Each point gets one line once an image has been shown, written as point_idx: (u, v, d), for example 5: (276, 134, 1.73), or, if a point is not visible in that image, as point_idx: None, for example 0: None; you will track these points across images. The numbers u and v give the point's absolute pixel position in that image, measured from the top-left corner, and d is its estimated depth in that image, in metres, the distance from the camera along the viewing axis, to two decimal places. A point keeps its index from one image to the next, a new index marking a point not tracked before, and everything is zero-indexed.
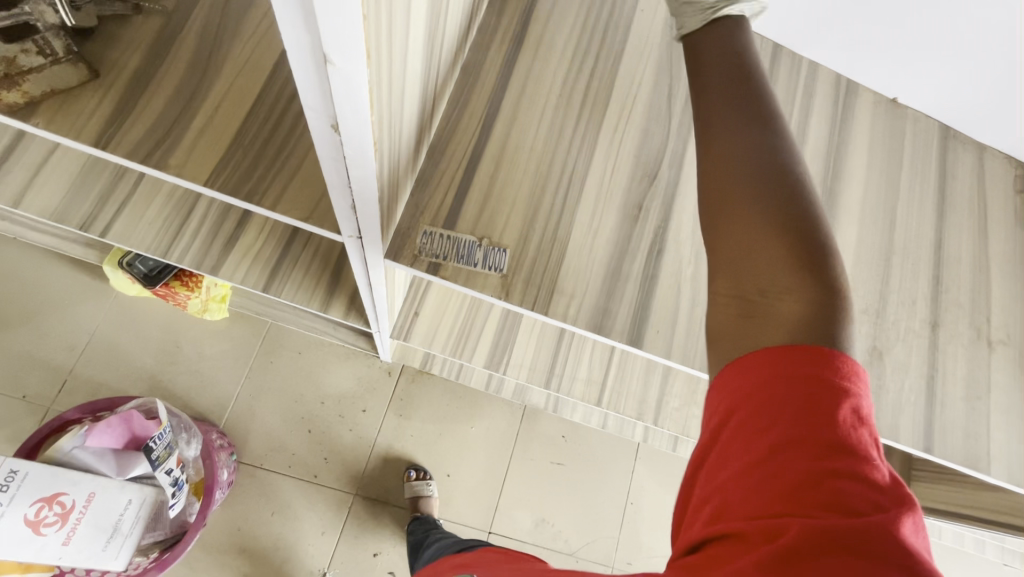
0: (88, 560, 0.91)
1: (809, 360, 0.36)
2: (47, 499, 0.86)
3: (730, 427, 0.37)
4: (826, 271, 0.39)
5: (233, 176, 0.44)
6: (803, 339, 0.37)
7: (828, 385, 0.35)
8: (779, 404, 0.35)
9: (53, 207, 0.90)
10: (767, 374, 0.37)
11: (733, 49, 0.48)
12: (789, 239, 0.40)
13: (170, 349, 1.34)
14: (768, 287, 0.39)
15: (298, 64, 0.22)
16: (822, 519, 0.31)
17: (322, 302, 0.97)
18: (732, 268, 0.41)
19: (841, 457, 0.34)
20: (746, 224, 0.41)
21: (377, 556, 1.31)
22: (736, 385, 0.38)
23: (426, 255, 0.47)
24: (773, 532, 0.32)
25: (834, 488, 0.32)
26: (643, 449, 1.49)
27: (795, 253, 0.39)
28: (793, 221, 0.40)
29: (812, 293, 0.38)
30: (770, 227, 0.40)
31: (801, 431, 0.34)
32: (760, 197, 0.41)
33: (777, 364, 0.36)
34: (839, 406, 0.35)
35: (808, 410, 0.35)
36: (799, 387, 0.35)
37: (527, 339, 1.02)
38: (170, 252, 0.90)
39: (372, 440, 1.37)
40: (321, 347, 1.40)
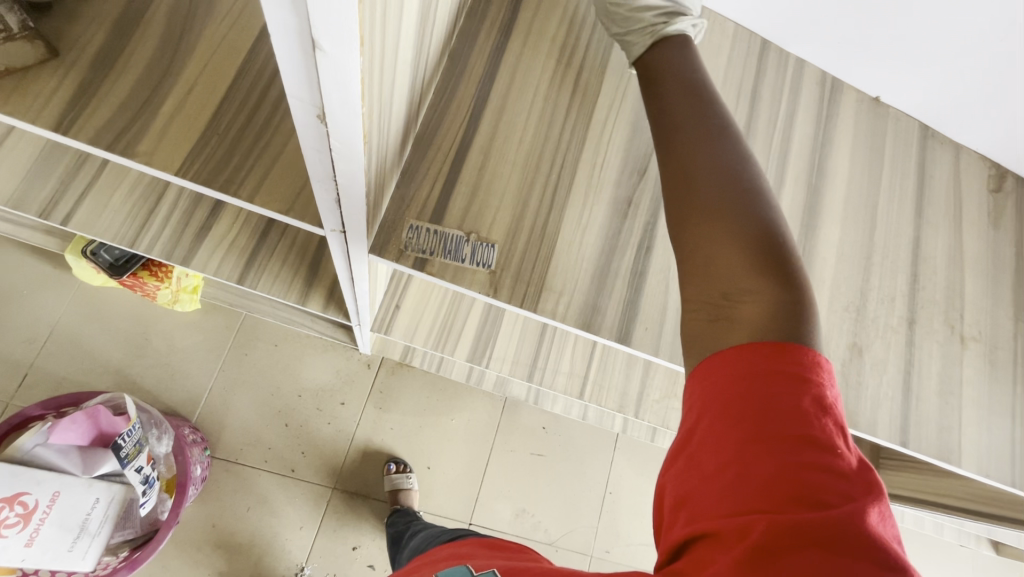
0: (54, 561, 0.88)
1: (772, 355, 0.35)
2: (7, 499, 0.86)
3: (700, 425, 0.36)
4: (788, 266, 0.38)
5: (207, 164, 0.41)
6: (766, 337, 0.36)
7: (791, 378, 0.34)
8: (743, 401, 0.35)
9: (10, 193, 0.85)
10: (733, 374, 0.36)
11: (682, 61, 0.48)
12: (751, 235, 0.38)
13: (140, 341, 1.29)
14: (731, 289, 0.38)
15: (283, 48, 0.20)
16: (791, 515, 0.31)
17: (300, 293, 0.95)
18: (700, 271, 0.40)
19: (809, 449, 0.33)
20: (706, 225, 0.40)
21: (357, 550, 1.29)
22: (703, 386, 0.37)
23: (413, 250, 0.45)
24: (744, 530, 0.31)
25: (802, 482, 0.32)
26: (623, 440, 1.51)
27: (756, 250, 0.38)
28: (756, 220, 0.39)
29: (776, 290, 0.37)
30: (732, 225, 0.39)
31: (769, 427, 0.33)
32: (721, 197, 0.40)
33: (738, 362, 0.36)
34: (805, 397, 0.34)
35: (774, 404, 0.34)
36: (763, 381, 0.35)
37: (509, 333, 1.02)
38: (138, 242, 0.86)
39: (351, 433, 1.35)
40: (298, 339, 1.37)
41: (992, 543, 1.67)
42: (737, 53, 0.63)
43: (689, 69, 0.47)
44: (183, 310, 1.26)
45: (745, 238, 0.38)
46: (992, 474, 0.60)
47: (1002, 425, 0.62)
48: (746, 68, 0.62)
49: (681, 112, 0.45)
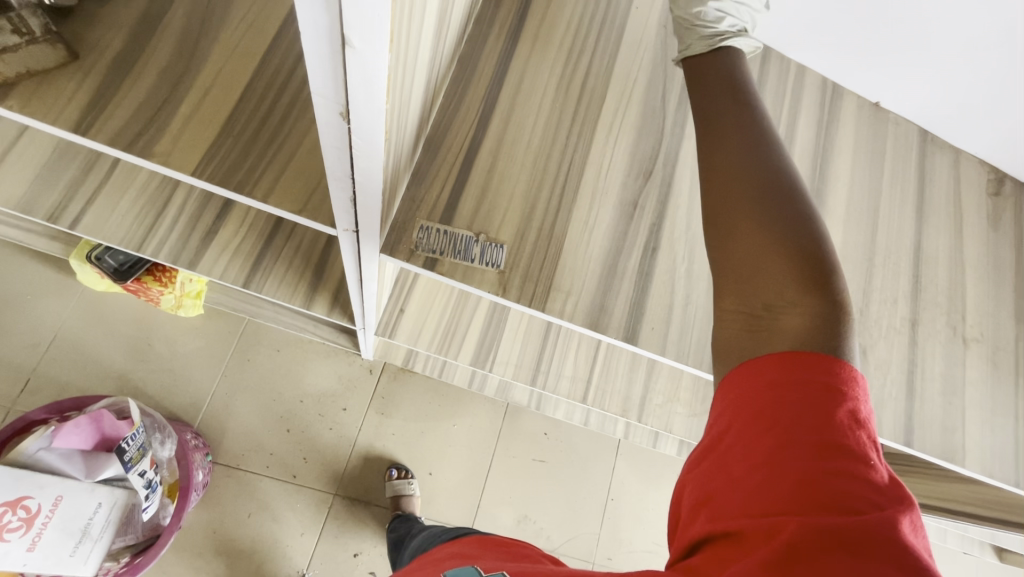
0: (56, 567, 0.88)
1: (809, 364, 0.36)
2: (11, 503, 0.84)
3: (731, 428, 0.37)
4: (828, 282, 0.39)
5: (223, 164, 0.42)
6: (808, 348, 0.37)
7: (825, 386, 0.35)
8: (778, 405, 0.35)
9: (18, 197, 0.86)
10: (769, 379, 0.36)
11: (728, 69, 0.50)
12: (796, 251, 0.40)
13: (143, 346, 1.30)
14: (774, 301, 0.39)
15: (312, 47, 0.21)
16: (822, 516, 0.31)
17: (305, 297, 0.95)
18: (740, 281, 0.41)
19: (841, 457, 0.33)
20: (748, 236, 0.41)
21: (358, 556, 1.29)
22: (737, 391, 0.38)
23: (423, 249, 0.46)
24: (773, 529, 0.31)
25: (833, 485, 0.32)
26: (625, 445, 1.51)
27: (798, 266, 0.39)
28: (800, 235, 0.40)
29: (817, 304, 0.38)
30: (777, 239, 0.40)
31: (803, 432, 0.34)
32: (763, 209, 0.41)
33: (775, 368, 0.37)
34: (839, 407, 0.35)
35: (809, 410, 0.35)
36: (798, 388, 0.35)
37: (512, 336, 1.02)
38: (145, 245, 0.87)
39: (353, 439, 1.35)
40: (301, 344, 1.38)
41: (994, 549, 1.68)
42: None
43: (733, 81, 0.48)
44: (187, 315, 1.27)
45: (788, 251, 0.39)
46: (996, 475, 0.61)
47: (1005, 425, 0.62)
48: (748, 73, 0.63)
49: None
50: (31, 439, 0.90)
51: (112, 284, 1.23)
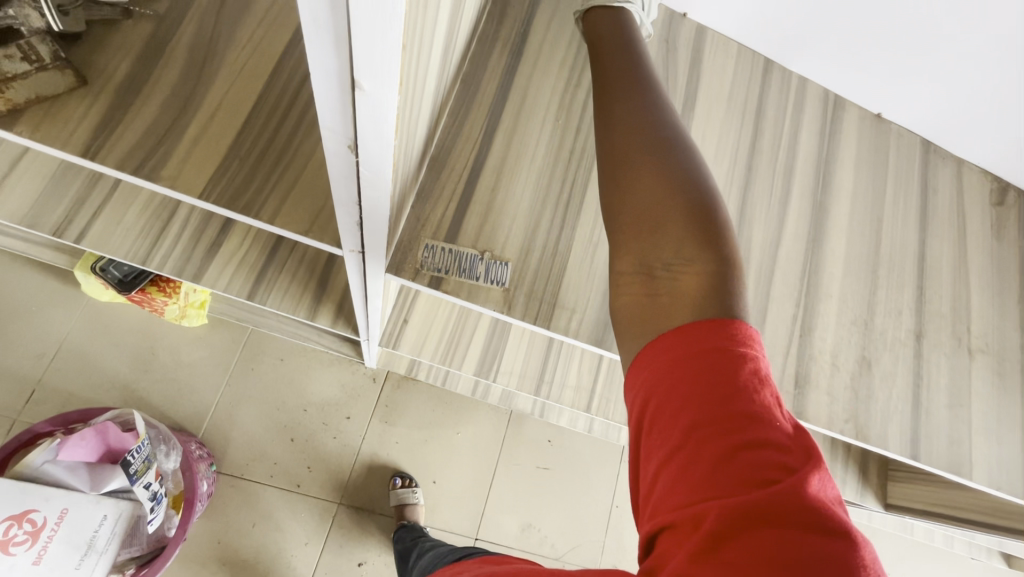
0: None
1: (709, 332, 0.36)
2: (16, 517, 0.88)
3: (649, 413, 0.36)
4: (719, 233, 0.39)
5: (230, 187, 0.43)
6: (708, 311, 0.36)
7: (724, 353, 0.35)
8: (686, 383, 0.35)
9: (23, 212, 0.87)
10: (673, 355, 0.36)
11: (625, 33, 0.50)
12: (688, 205, 0.39)
13: (147, 357, 1.30)
14: (670, 260, 0.38)
15: (322, 87, 0.22)
16: (741, 496, 0.31)
17: (309, 308, 0.96)
18: (638, 243, 0.40)
19: (749, 426, 0.33)
20: (645, 195, 0.40)
21: (362, 566, 1.29)
22: (646, 373, 0.37)
23: (429, 268, 0.46)
24: (699, 520, 0.31)
25: (745, 460, 0.32)
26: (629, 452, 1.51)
27: (694, 221, 0.39)
28: (690, 187, 0.40)
29: (711, 258, 0.38)
30: (671, 194, 0.39)
31: (710, 408, 0.34)
32: (654, 164, 0.41)
33: (679, 343, 0.36)
34: (741, 372, 0.35)
35: (712, 382, 0.34)
36: (701, 359, 0.35)
37: (516, 348, 1.03)
38: (149, 259, 0.88)
39: (356, 447, 1.35)
40: (305, 353, 1.38)
41: (1002, 555, 1.67)
42: (739, 72, 0.64)
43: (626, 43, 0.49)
44: (190, 325, 1.28)
45: (682, 206, 0.39)
46: (1003, 487, 0.60)
47: (1012, 438, 0.62)
48: (749, 87, 0.64)
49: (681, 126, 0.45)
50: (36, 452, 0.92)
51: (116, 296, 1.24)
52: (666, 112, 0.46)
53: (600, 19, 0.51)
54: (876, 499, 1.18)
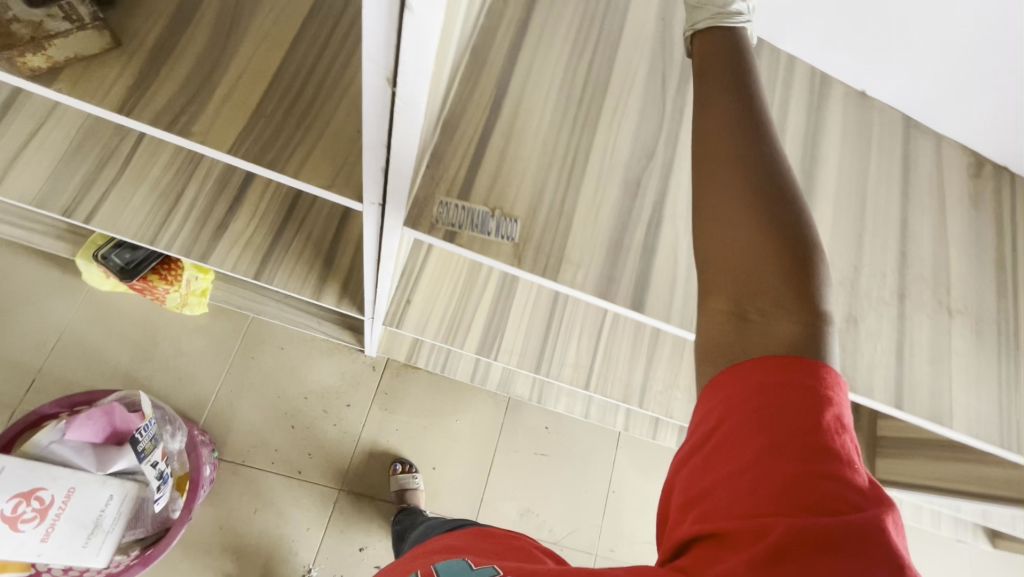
0: (70, 556, 0.97)
1: (795, 367, 0.38)
2: (24, 495, 0.94)
3: (718, 428, 0.39)
4: (811, 288, 0.41)
5: (258, 141, 0.45)
6: (799, 354, 0.39)
7: (806, 390, 0.37)
8: (765, 408, 0.37)
9: (33, 192, 0.90)
10: (756, 379, 0.38)
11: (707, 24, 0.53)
12: (787, 255, 0.41)
13: (151, 346, 1.45)
14: (761, 305, 0.40)
15: (373, 10, 0.26)
16: (806, 519, 0.33)
17: (315, 287, 1.00)
18: (724, 281, 0.42)
19: (824, 458, 0.35)
20: (742, 235, 0.42)
21: (367, 547, 1.44)
22: (725, 392, 0.39)
23: (443, 223, 0.49)
24: (759, 533, 0.34)
25: (816, 488, 0.34)
26: (622, 437, 1.72)
27: (789, 273, 0.40)
28: (790, 237, 0.41)
29: (802, 312, 0.40)
30: (771, 242, 0.41)
31: (791, 436, 0.36)
32: (757, 207, 0.42)
33: (761, 371, 0.38)
34: (821, 410, 0.37)
35: (792, 412, 0.37)
36: (782, 390, 0.37)
37: (517, 322, 1.09)
38: (158, 238, 0.93)
39: (356, 433, 1.52)
40: (305, 343, 1.55)
41: (987, 535, 1.73)
42: None
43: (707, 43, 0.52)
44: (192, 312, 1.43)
45: (782, 256, 0.40)
46: (983, 439, 0.64)
47: (990, 393, 0.65)
48: None
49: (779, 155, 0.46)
50: (43, 433, 1.01)
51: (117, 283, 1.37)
52: (754, 130, 0.46)
53: (704, 43, 0.52)
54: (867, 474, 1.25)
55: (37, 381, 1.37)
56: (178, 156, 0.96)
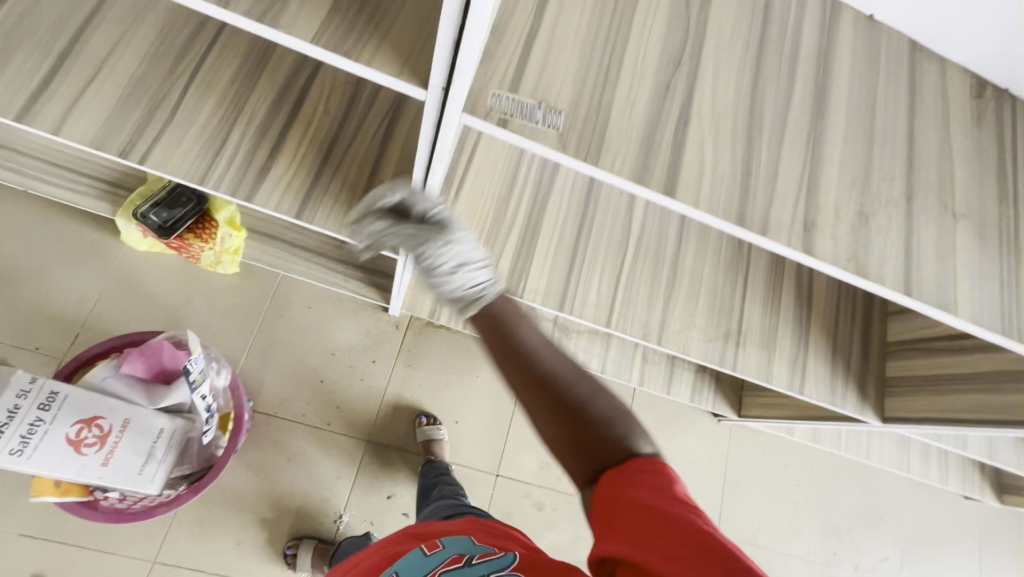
0: (126, 481, 1.04)
1: (642, 464, 0.62)
2: (86, 421, 1.01)
3: (611, 502, 0.60)
4: (602, 430, 0.66)
5: (333, 36, 0.56)
6: (631, 458, 0.63)
7: (651, 472, 0.60)
8: (634, 489, 0.59)
9: (91, 135, 0.97)
10: (622, 473, 0.61)
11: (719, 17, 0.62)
12: (562, 429, 0.68)
13: (184, 302, 1.53)
14: (592, 473, 0.65)
15: None
16: (665, 534, 0.53)
17: (352, 227, 1.06)
18: (558, 455, 0.68)
19: (671, 498, 0.57)
20: (552, 427, 0.69)
21: (392, 498, 1.56)
22: (610, 484, 0.62)
23: (497, 111, 0.54)
24: (638, 552, 0.53)
25: (667, 516, 0.55)
26: (638, 395, 1.84)
27: (569, 433, 0.67)
28: (580, 420, 0.67)
29: (599, 465, 0.64)
30: (557, 421, 0.68)
31: (650, 496, 0.57)
32: (546, 408, 0.69)
33: (622, 468, 0.62)
34: (661, 475, 0.60)
35: (648, 483, 0.59)
36: (640, 473, 0.61)
37: (542, 263, 1.15)
38: (207, 179, 1.00)
39: (382, 388, 1.62)
40: (331, 302, 1.64)
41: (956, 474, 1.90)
42: None
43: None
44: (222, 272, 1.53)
45: (562, 431, 0.68)
46: (988, 328, 0.69)
47: (992, 288, 0.70)
48: None
49: (562, 368, 0.73)
50: (100, 367, 1.08)
51: (152, 244, 1.47)
52: (531, 357, 0.74)
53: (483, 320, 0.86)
54: (874, 413, 1.32)
55: (82, 334, 1.45)
56: (224, 103, 1.03)
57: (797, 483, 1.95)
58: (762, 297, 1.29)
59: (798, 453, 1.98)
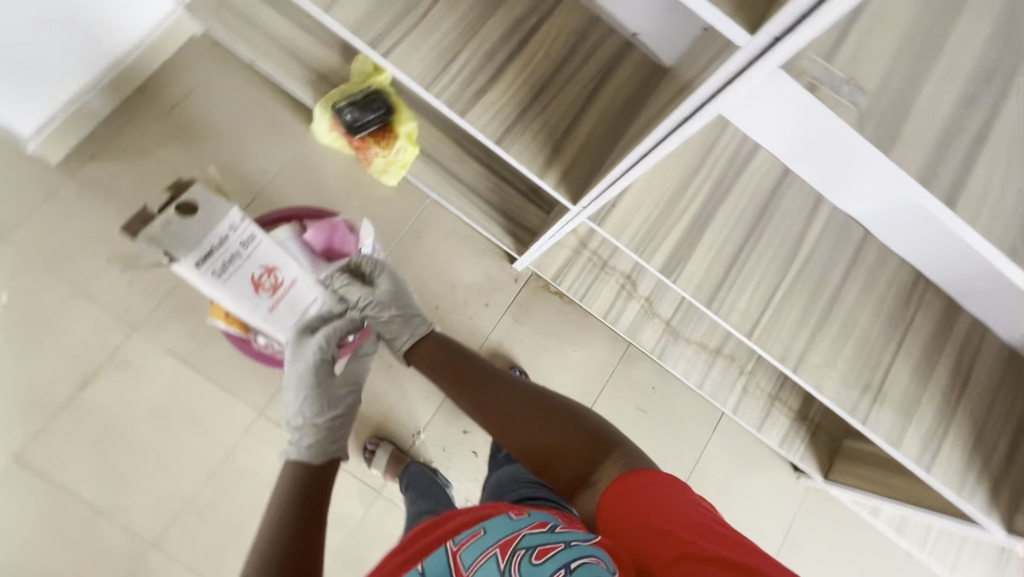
0: (280, 330, 1.19)
1: (657, 479, 0.73)
2: (268, 268, 1.13)
3: (633, 508, 0.70)
4: (608, 444, 0.86)
5: None
6: (648, 471, 0.75)
7: (664, 483, 0.72)
8: (649, 497, 0.70)
9: (351, 19, 1.07)
10: (641, 485, 0.73)
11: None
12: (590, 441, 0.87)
13: (344, 197, 1.67)
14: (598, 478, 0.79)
15: None
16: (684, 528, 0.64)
17: (540, 167, 1.11)
18: (570, 453, 0.88)
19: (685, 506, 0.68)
20: (573, 448, 0.88)
21: (467, 433, 1.64)
22: (629, 495, 0.73)
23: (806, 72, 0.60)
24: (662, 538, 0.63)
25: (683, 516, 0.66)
26: (723, 422, 1.79)
27: (592, 450, 0.85)
28: (598, 436, 0.88)
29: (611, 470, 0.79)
30: (585, 441, 0.88)
31: (665, 503, 0.68)
32: (574, 437, 0.89)
33: (640, 482, 0.74)
34: (672, 487, 0.72)
35: (663, 493, 0.70)
36: (656, 485, 0.72)
37: (702, 257, 1.16)
38: (432, 86, 1.08)
39: (486, 331, 1.69)
40: (464, 238, 1.71)
41: None
42: None
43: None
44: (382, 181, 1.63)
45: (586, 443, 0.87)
46: None
47: None
48: None
49: (591, 418, 0.93)
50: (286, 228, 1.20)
51: (335, 138, 1.59)
52: (567, 416, 0.94)
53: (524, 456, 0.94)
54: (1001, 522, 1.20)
55: (257, 200, 1.62)
56: (461, 24, 1.10)
57: (862, 571, 1.82)
58: (917, 362, 1.20)
59: (872, 541, 1.84)
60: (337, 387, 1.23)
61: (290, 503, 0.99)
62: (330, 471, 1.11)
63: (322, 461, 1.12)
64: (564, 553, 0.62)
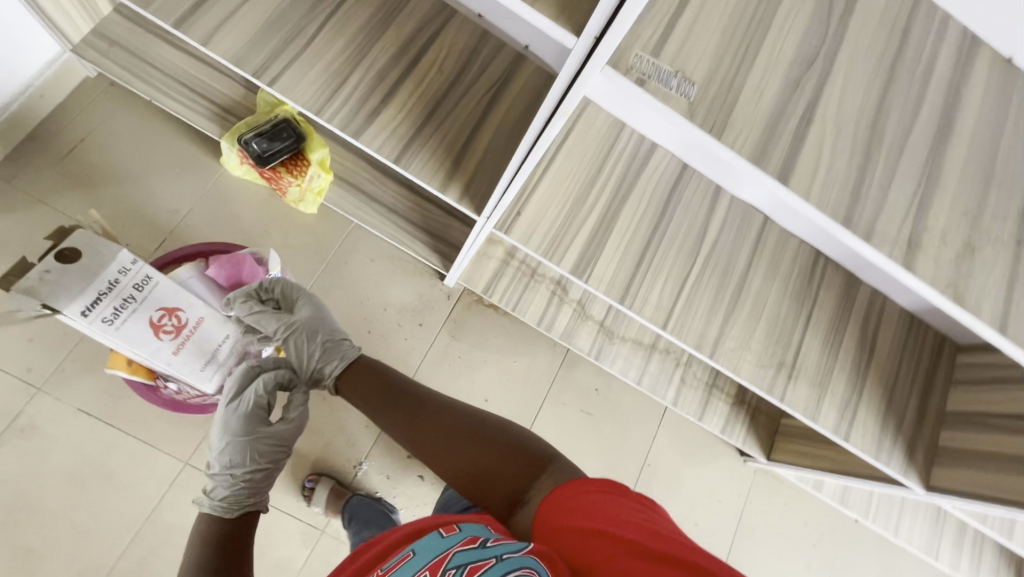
0: (190, 374, 1.11)
1: (593, 486, 0.68)
2: (168, 310, 1.09)
3: (574, 528, 0.63)
4: (546, 458, 0.83)
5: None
6: (586, 479, 0.69)
7: (602, 488, 0.67)
8: (590, 511, 0.64)
9: (235, 51, 1.06)
10: (577, 496, 0.67)
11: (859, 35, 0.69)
12: (527, 458, 0.83)
13: (261, 230, 1.62)
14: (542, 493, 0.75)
15: None
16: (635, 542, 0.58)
17: (442, 181, 1.12)
18: (505, 474, 0.83)
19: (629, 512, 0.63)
20: (509, 467, 0.83)
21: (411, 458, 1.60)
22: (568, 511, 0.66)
23: (637, 70, 0.66)
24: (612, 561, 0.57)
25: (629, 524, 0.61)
26: (667, 416, 1.82)
27: (532, 464, 0.82)
28: (534, 450, 0.85)
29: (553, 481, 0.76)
30: (523, 457, 0.84)
31: (607, 513, 0.63)
32: (510, 457, 0.84)
33: (576, 493, 0.68)
34: (613, 491, 0.67)
35: (605, 502, 0.65)
36: (595, 492, 0.67)
37: (611, 255, 1.18)
38: (324, 110, 1.07)
39: (423, 351, 1.67)
40: (392, 260, 1.69)
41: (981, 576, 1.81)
42: None
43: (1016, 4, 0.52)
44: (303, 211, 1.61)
45: (524, 461, 0.83)
46: None
47: None
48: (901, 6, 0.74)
49: (526, 432, 0.91)
50: (186, 266, 1.17)
51: (246, 171, 1.56)
52: (498, 434, 0.91)
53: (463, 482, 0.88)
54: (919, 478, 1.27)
55: (167, 240, 1.56)
56: (350, 48, 1.11)
57: (814, 544, 1.87)
58: (823, 335, 1.25)
59: (821, 514, 1.89)
60: (267, 437, 1.07)
61: (201, 552, 0.87)
62: (249, 522, 0.98)
63: (236, 515, 0.99)
64: (497, 568, 0.57)
